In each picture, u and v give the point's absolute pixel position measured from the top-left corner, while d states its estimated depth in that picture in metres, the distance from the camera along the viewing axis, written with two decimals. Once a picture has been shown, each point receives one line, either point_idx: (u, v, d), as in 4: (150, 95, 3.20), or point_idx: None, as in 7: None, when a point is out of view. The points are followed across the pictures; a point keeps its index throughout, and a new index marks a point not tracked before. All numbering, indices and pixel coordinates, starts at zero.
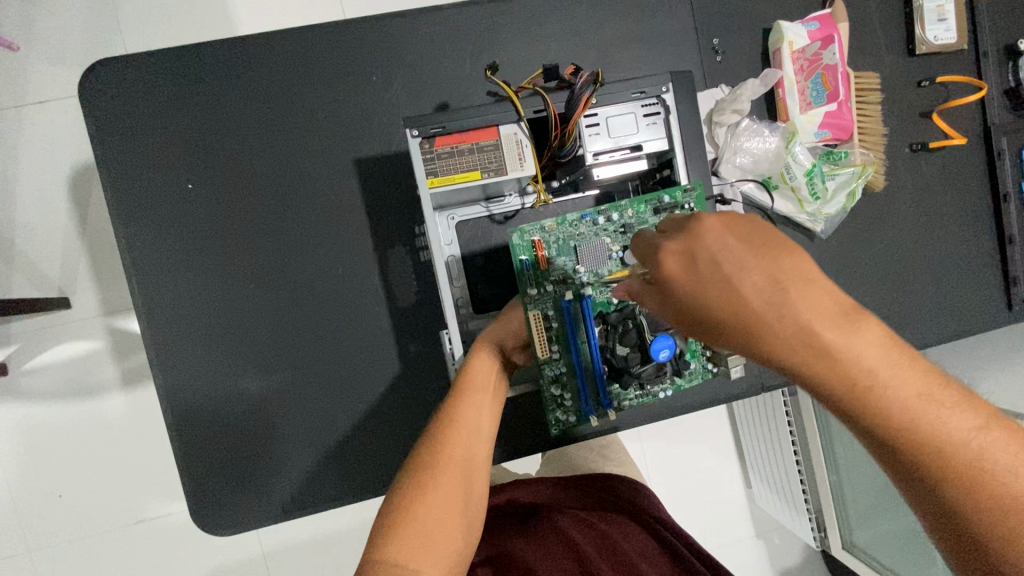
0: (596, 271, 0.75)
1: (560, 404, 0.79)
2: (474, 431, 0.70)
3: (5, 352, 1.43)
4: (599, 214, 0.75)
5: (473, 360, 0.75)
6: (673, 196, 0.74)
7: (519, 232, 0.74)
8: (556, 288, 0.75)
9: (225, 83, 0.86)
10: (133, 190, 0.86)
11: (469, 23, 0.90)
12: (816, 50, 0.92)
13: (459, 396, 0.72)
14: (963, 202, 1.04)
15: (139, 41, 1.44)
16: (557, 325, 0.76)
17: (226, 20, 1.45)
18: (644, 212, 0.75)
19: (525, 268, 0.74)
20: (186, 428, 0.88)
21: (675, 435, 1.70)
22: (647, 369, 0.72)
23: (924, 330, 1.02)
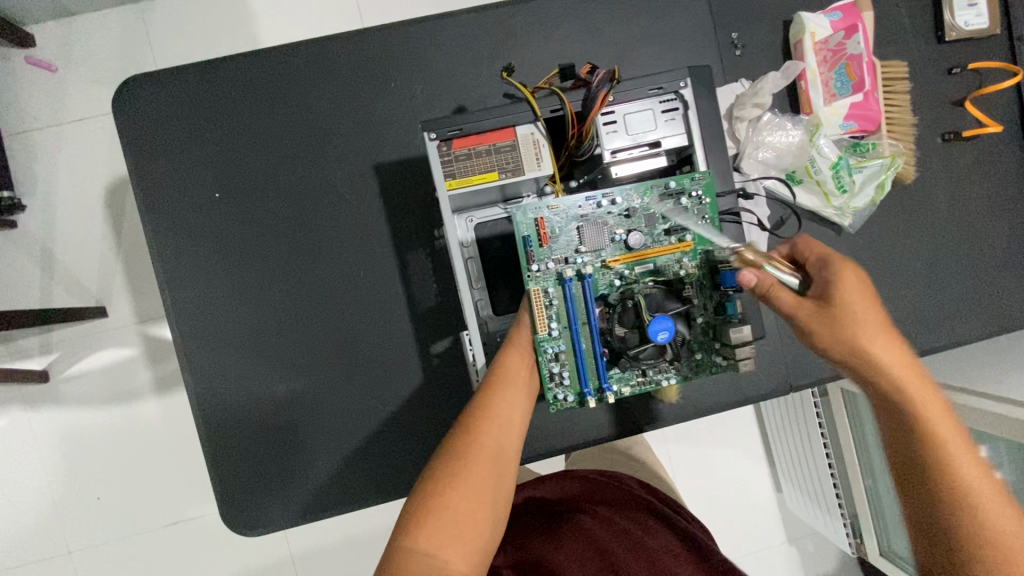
0: (597, 252, 0.75)
1: (559, 383, 0.76)
2: (505, 426, 0.70)
3: (47, 359, 1.49)
4: (603, 195, 0.75)
5: (507, 354, 0.76)
6: (680, 182, 0.75)
7: (523, 209, 0.74)
8: (557, 267, 0.75)
9: (250, 94, 0.89)
10: (163, 200, 0.89)
11: (485, 27, 0.91)
12: (840, 40, 0.90)
13: (492, 389, 0.72)
14: (1002, 192, 1.00)
15: (169, 57, 1.50)
16: (558, 303, 0.75)
17: (251, 32, 1.50)
18: (651, 196, 0.75)
19: (527, 244, 0.74)
20: (216, 429, 0.91)
21: (701, 437, 1.67)
22: (647, 350, 0.72)
23: (963, 325, 0.99)
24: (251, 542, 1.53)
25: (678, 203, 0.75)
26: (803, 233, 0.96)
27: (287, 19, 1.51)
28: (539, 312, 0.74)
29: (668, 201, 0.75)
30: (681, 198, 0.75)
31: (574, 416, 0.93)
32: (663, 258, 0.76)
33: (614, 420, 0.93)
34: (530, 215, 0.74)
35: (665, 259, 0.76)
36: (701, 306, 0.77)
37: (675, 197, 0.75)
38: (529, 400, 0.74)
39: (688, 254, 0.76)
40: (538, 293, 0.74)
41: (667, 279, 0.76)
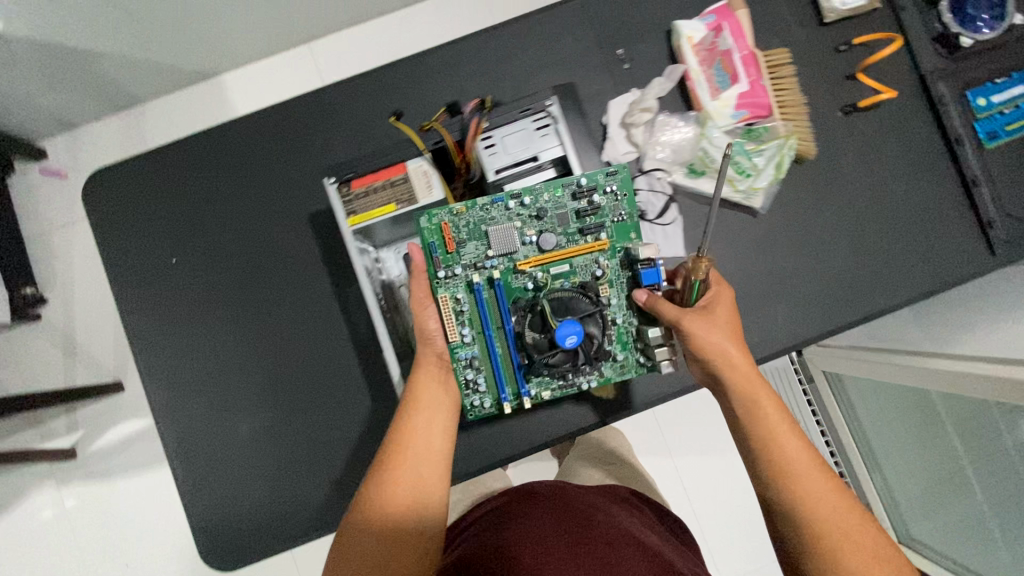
0: (507, 255, 0.81)
1: (475, 388, 0.83)
2: (423, 446, 0.75)
3: (73, 437, 1.64)
4: (510, 199, 0.81)
5: (420, 376, 0.81)
6: (593, 179, 0.82)
7: (428, 215, 0.80)
8: (466, 272, 0.81)
9: (193, 168, 1.00)
10: (128, 273, 0.99)
11: (392, 76, 1.00)
12: (712, 40, 0.98)
13: (409, 412, 0.77)
14: (914, 153, 1.04)
15: (162, 137, 1.71)
16: (469, 307, 0.82)
17: (229, 108, 1.69)
18: (562, 196, 0.82)
19: (434, 250, 0.80)
20: (194, 475, 0.98)
21: (700, 443, 1.57)
22: (557, 355, 0.75)
23: (896, 289, 1.02)
24: None
25: (591, 202, 0.81)
26: (715, 221, 1.01)
27: (256, 91, 1.69)
28: (449, 317, 0.81)
29: (581, 199, 0.82)
30: (593, 197, 0.81)
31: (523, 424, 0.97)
32: (579, 258, 0.81)
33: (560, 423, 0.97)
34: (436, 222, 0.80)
35: (581, 260, 0.81)
36: (620, 307, 0.83)
37: (587, 197, 0.82)
38: (448, 415, 0.79)
39: (603, 252, 0.82)
40: (448, 298, 0.81)
41: (585, 279, 0.81)
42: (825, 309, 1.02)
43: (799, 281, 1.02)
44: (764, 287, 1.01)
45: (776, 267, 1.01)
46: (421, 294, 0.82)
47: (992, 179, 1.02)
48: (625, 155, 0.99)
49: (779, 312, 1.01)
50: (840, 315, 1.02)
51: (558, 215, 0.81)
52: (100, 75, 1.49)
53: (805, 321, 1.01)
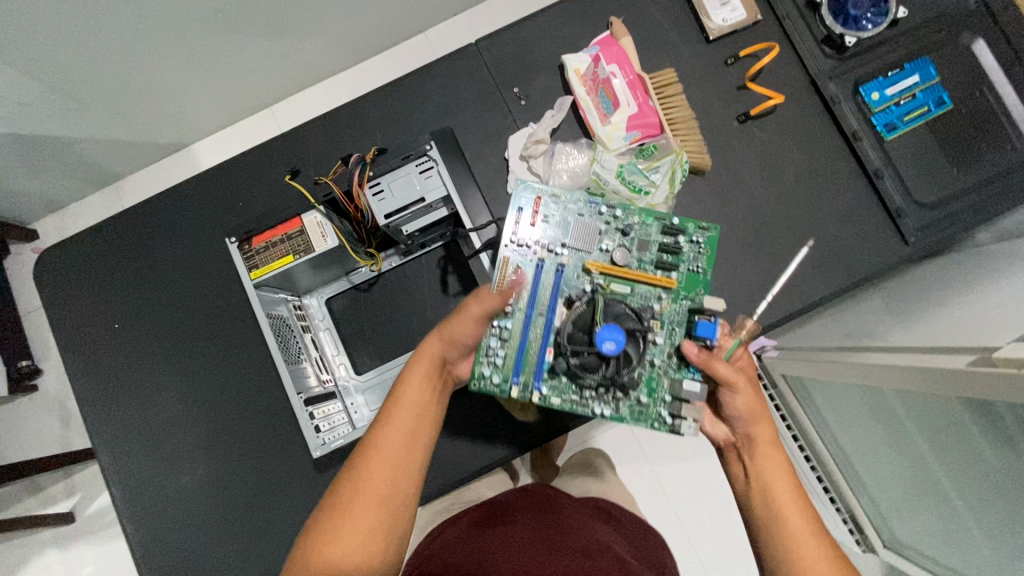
0: (582, 253, 0.88)
1: (491, 358, 0.85)
2: (395, 459, 0.70)
3: (71, 501, 1.76)
4: (606, 205, 0.89)
5: (410, 374, 0.77)
6: (686, 227, 0.90)
7: (530, 186, 0.90)
8: (536, 252, 0.88)
9: (130, 239, 1.07)
10: (76, 342, 1.06)
11: (305, 135, 1.07)
12: (595, 70, 1.03)
13: (390, 411, 0.74)
14: (815, 152, 1.06)
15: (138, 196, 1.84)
16: (523, 285, 0.87)
17: (196, 164, 1.81)
18: (653, 226, 0.90)
19: (522, 213, 0.89)
20: (143, 530, 1.02)
21: (678, 451, 1.45)
22: (586, 355, 0.77)
23: (810, 287, 1.03)
24: None
25: (677, 242, 0.89)
26: None
27: (220, 144, 1.81)
28: (503, 281, 0.86)
29: (671, 238, 0.89)
30: (679, 238, 0.89)
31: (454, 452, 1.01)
32: (642, 289, 0.87)
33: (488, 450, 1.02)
34: (534, 193, 0.90)
35: (645, 289, 0.87)
36: (662, 347, 0.85)
37: (671, 239, 0.89)
38: (431, 426, 0.75)
39: (667, 292, 0.87)
40: (506, 267, 0.87)
41: (636, 305, 0.86)
42: (743, 314, 1.03)
43: (712, 289, 1.04)
44: None
45: None
46: (473, 309, 0.78)
47: (894, 168, 1.03)
48: None
49: None
50: (757, 318, 1.03)
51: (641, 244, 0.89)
52: (72, 161, 1.62)
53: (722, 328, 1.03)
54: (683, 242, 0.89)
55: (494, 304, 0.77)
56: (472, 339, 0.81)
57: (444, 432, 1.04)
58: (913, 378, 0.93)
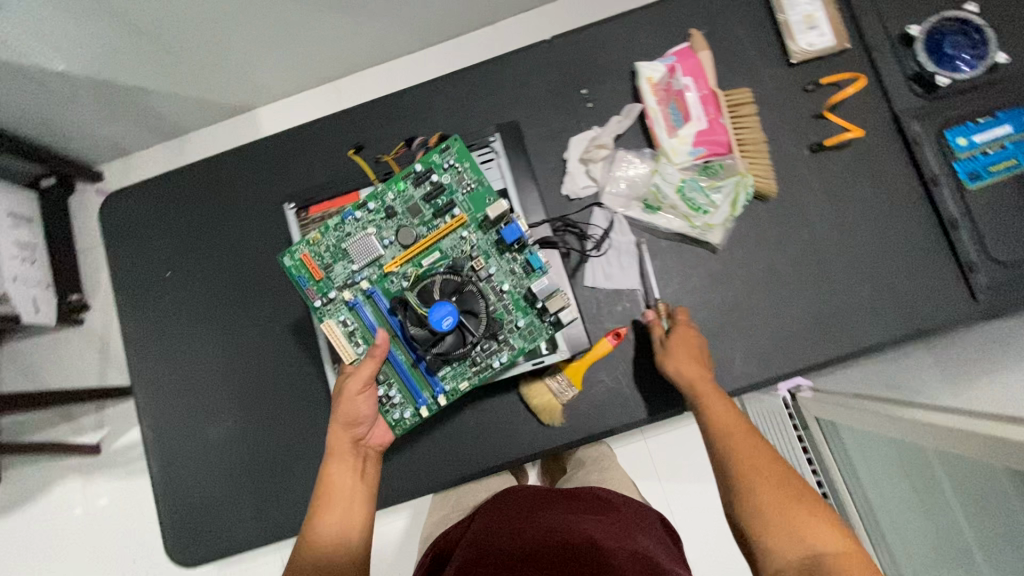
0: (374, 261, 0.86)
1: (391, 403, 0.87)
2: (336, 541, 0.73)
3: (99, 434, 1.85)
4: (360, 209, 0.87)
5: (328, 467, 0.80)
6: (428, 164, 0.86)
7: (289, 253, 0.87)
8: (342, 295, 0.87)
9: (190, 192, 1.11)
10: (129, 285, 1.10)
11: (369, 113, 1.08)
12: (668, 80, 1.01)
13: (316, 509, 0.76)
14: (887, 193, 1.01)
15: (197, 154, 1.91)
16: (355, 322, 0.87)
17: (256, 131, 1.88)
18: (405, 189, 0.87)
19: (305, 283, 0.87)
20: (166, 473, 1.06)
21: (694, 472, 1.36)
22: (450, 340, 0.80)
23: (863, 333, 0.99)
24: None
25: (433, 182, 0.86)
26: (673, 255, 1.01)
27: (282, 114, 1.87)
28: (341, 339, 0.86)
29: (425, 184, 0.86)
30: (432, 177, 0.86)
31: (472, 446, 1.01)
32: (447, 242, 0.86)
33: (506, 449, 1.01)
34: (300, 256, 0.87)
35: (450, 240, 0.86)
36: (502, 273, 0.86)
37: (428, 180, 0.86)
38: (364, 503, 0.77)
39: (466, 226, 0.86)
40: (333, 324, 0.86)
41: (452, 257, 0.86)
42: (788, 350, 0.99)
43: (757, 321, 1.00)
44: (723, 324, 1.00)
45: (734, 303, 1.00)
46: (354, 387, 0.81)
47: (974, 220, 0.97)
48: (584, 190, 1.02)
49: (735, 350, 0.99)
50: (801, 357, 0.99)
51: (409, 210, 0.86)
52: (143, 112, 1.70)
53: (762, 362, 0.99)
54: (439, 176, 0.87)
55: (369, 371, 0.81)
56: (370, 411, 0.83)
57: (463, 425, 1.03)
58: (951, 442, 0.87)
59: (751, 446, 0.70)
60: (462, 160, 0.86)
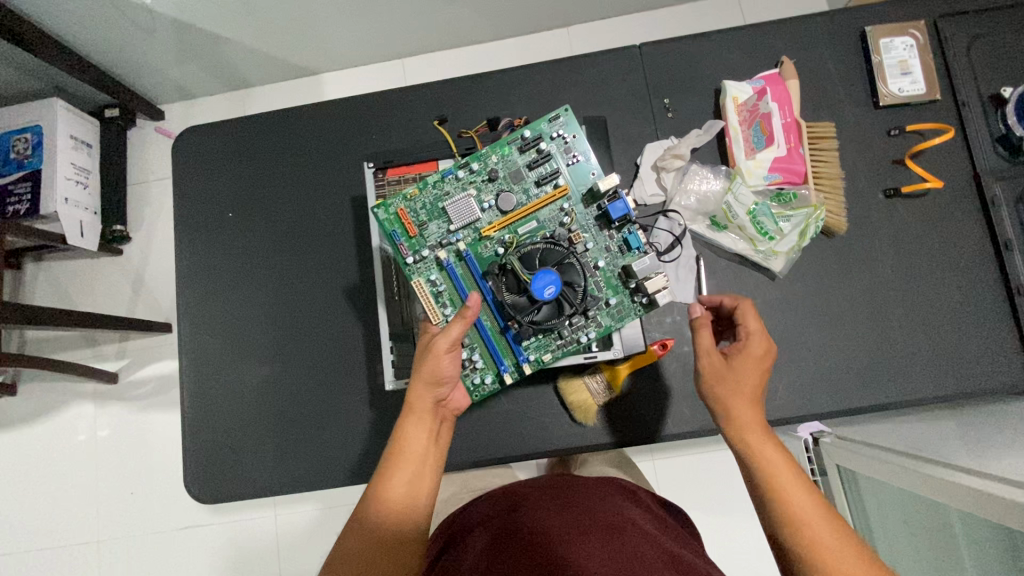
0: (472, 225, 0.92)
1: (473, 367, 0.92)
2: (406, 499, 0.76)
3: (119, 364, 1.90)
4: (461, 169, 0.93)
5: (407, 421, 0.82)
6: (535, 132, 0.93)
7: (385, 207, 0.93)
8: (434, 254, 0.93)
9: (263, 139, 1.13)
10: (190, 218, 1.12)
11: (451, 90, 1.10)
12: (755, 102, 1.00)
13: (391, 460, 0.79)
14: (957, 250, 1.00)
15: (259, 109, 1.96)
16: (445, 284, 0.92)
17: (320, 96, 1.93)
18: (510, 154, 0.94)
19: (397, 238, 0.93)
20: (197, 407, 1.07)
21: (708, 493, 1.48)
22: (545, 310, 0.86)
23: (911, 385, 0.97)
24: (247, 527, 1.79)
25: (538, 150, 0.93)
26: (731, 275, 1.01)
27: (348, 86, 1.93)
28: (430, 298, 0.91)
29: (530, 151, 0.93)
30: (540, 144, 0.93)
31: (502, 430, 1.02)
32: (545, 212, 0.92)
33: (535, 440, 1.01)
34: (395, 210, 0.93)
35: (548, 211, 0.92)
36: (598, 250, 0.91)
37: (535, 148, 0.93)
38: (434, 465, 0.81)
39: (567, 198, 0.92)
40: (422, 282, 0.92)
41: (551, 228, 0.92)
42: (832, 388, 0.98)
43: (804, 354, 0.99)
44: (770, 353, 0.99)
45: (784, 334, 1.00)
46: (443, 345, 0.83)
47: None
48: (652, 197, 1.03)
49: (779, 380, 0.99)
50: (845, 398, 0.97)
51: (512, 175, 0.93)
52: (216, 59, 1.74)
53: (805, 396, 0.98)
54: (547, 145, 0.93)
55: (459, 332, 0.82)
56: (453, 371, 0.85)
57: (496, 409, 1.03)
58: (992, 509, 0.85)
59: (786, 473, 0.72)
60: (571, 133, 0.94)
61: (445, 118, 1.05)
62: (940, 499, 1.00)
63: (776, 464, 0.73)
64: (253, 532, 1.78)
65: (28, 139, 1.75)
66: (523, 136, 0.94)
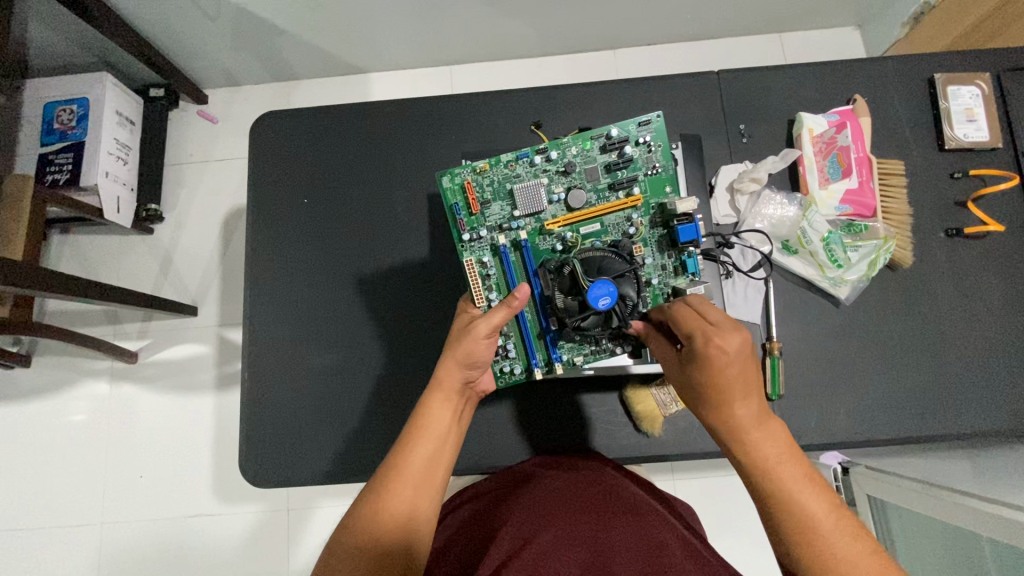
0: (536, 215, 0.93)
1: (505, 355, 0.94)
2: (424, 478, 0.75)
3: (140, 343, 1.83)
4: (538, 155, 0.94)
5: (432, 401, 0.81)
6: (623, 133, 0.93)
7: (452, 175, 0.94)
8: (491, 236, 0.94)
9: (343, 130, 1.14)
10: (266, 201, 1.13)
11: (533, 99, 1.12)
12: (832, 135, 1.05)
13: (413, 436, 0.78)
14: (1014, 292, 1.04)
15: (306, 100, 1.96)
16: (494, 270, 0.94)
17: (367, 94, 1.94)
18: (592, 150, 0.94)
19: (458, 211, 0.94)
20: (256, 389, 1.07)
21: (723, 515, 1.57)
22: (590, 318, 0.83)
23: (969, 419, 0.99)
24: (258, 523, 1.70)
25: (621, 152, 0.93)
26: (797, 298, 1.04)
27: (396, 86, 1.94)
28: (478, 278, 0.92)
29: (612, 152, 0.93)
30: (624, 148, 0.93)
31: (563, 433, 1.03)
32: (611, 217, 0.93)
33: (594, 446, 1.03)
34: (461, 182, 0.95)
35: (613, 218, 0.93)
36: (653, 266, 0.92)
37: (618, 150, 0.93)
38: (452, 447, 0.80)
39: (637, 209, 0.92)
40: (473, 261, 0.93)
41: (612, 235, 0.93)
42: (891, 416, 1.00)
43: (865, 381, 1.02)
44: (831, 377, 1.02)
45: (846, 359, 1.02)
46: (483, 330, 0.81)
47: None
48: (724, 218, 1.06)
49: (840, 404, 1.01)
50: (903, 426, 1.00)
51: (588, 172, 0.93)
52: (270, 48, 1.75)
53: (865, 422, 1.00)
54: (631, 149, 0.93)
55: (502, 319, 0.81)
56: (487, 357, 0.84)
57: (557, 412, 1.04)
58: None
59: (781, 463, 0.69)
60: (657, 142, 0.93)
61: (539, 123, 1.07)
62: (966, 524, 1.05)
63: (770, 450, 0.70)
64: (264, 527, 1.70)
65: (74, 111, 1.72)
66: (609, 134, 0.94)
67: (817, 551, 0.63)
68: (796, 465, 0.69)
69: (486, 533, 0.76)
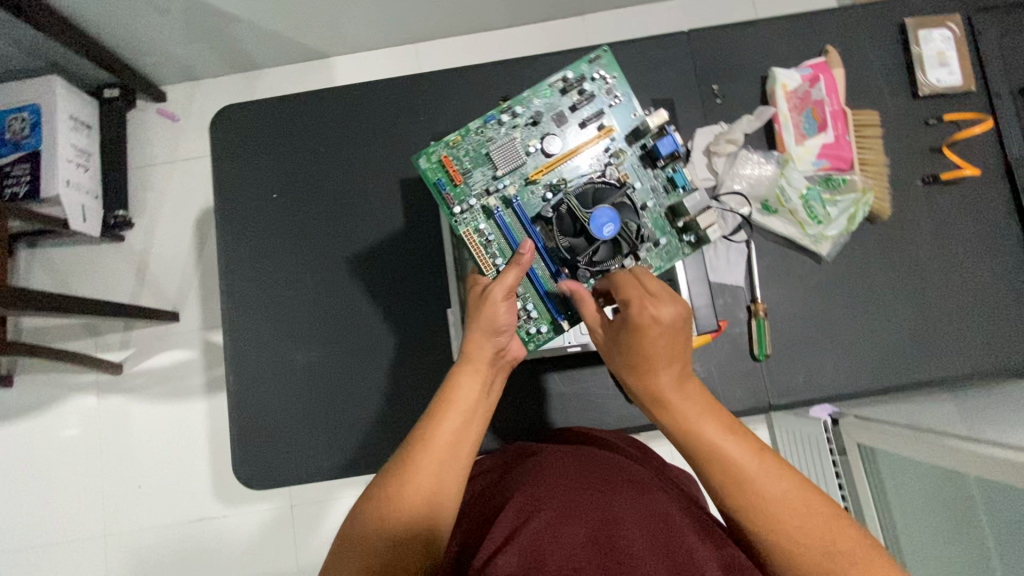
0: (518, 169, 0.91)
1: (528, 318, 0.90)
2: (452, 450, 0.73)
3: (124, 353, 1.80)
4: (504, 114, 0.92)
5: (460, 372, 0.78)
6: (578, 73, 0.93)
7: (428, 156, 0.91)
8: (480, 202, 0.91)
9: (307, 118, 1.10)
10: (234, 200, 1.10)
11: (502, 72, 1.09)
12: (806, 89, 1.03)
13: (441, 410, 0.75)
14: (991, 235, 1.04)
15: (268, 90, 1.89)
16: (491, 233, 0.90)
17: (330, 79, 1.87)
18: (554, 94, 0.93)
19: (442, 186, 0.91)
20: (244, 392, 1.06)
21: None
22: (602, 249, 0.83)
23: (952, 363, 1.01)
24: (262, 521, 1.71)
25: (582, 89, 0.92)
26: (779, 257, 1.04)
27: (360, 68, 1.88)
28: (479, 245, 0.89)
29: (573, 91, 0.93)
30: (583, 85, 0.92)
31: (555, 411, 1.04)
32: (588, 152, 0.91)
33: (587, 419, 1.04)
34: (438, 159, 0.92)
35: (592, 151, 0.91)
36: (643, 190, 0.90)
37: (576, 90, 0.93)
38: (481, 420, 0.77)
39: (613, 138, 0.91)
40: (470, 232, 0.90)
41: (597, 168, 0.90)
42: (876, 367, 1.01)
43: (850, 334, 1.02)
44: (816, 333, 1.03)
45: (829, 314, 1.03)
46: (500, 294, 0.80)
47: None
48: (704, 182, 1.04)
49: (826, 359, 1.02)
50: (889, 377, 1.01)
51: (555, 117, 0.92)
52: (224, 38, 1.68)
53: (852, 375, 1.01)
54: (588, 86, 0.93)
55: (515, 279, 0.80)
56: (510, 322, 0.82)
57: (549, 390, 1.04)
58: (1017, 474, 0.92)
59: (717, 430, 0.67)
60: (612, 74, 0.92)
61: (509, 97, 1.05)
62: (947, 464, 1.09)
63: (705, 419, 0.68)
64: (268, 525, 1.71)
65: (25, 119, 1.64)
66: (564, 77, 0.93)
67: (761, 512, 0.61)
68: (737, 430, 0.67)
69: (469, 527, 0.74)
